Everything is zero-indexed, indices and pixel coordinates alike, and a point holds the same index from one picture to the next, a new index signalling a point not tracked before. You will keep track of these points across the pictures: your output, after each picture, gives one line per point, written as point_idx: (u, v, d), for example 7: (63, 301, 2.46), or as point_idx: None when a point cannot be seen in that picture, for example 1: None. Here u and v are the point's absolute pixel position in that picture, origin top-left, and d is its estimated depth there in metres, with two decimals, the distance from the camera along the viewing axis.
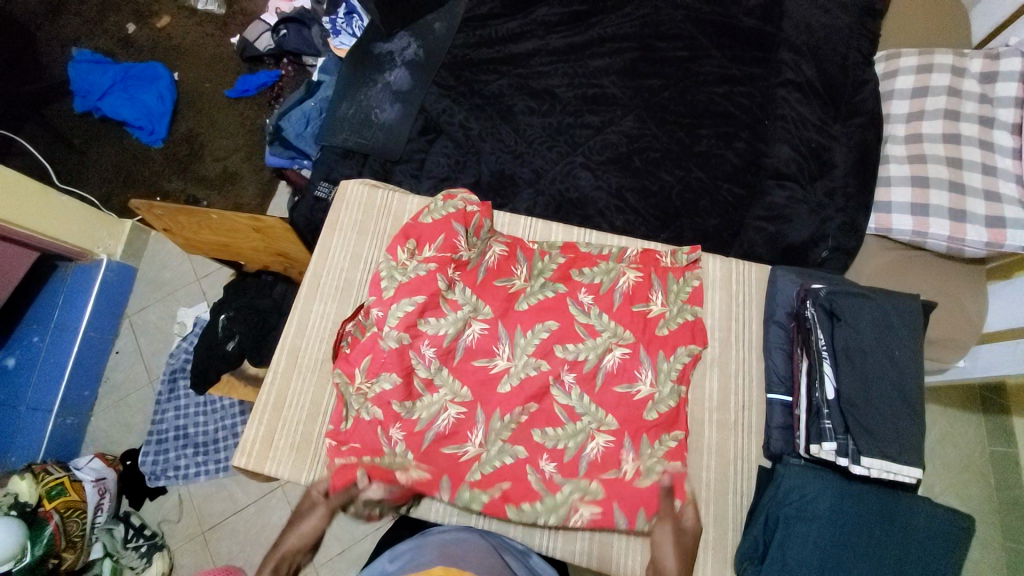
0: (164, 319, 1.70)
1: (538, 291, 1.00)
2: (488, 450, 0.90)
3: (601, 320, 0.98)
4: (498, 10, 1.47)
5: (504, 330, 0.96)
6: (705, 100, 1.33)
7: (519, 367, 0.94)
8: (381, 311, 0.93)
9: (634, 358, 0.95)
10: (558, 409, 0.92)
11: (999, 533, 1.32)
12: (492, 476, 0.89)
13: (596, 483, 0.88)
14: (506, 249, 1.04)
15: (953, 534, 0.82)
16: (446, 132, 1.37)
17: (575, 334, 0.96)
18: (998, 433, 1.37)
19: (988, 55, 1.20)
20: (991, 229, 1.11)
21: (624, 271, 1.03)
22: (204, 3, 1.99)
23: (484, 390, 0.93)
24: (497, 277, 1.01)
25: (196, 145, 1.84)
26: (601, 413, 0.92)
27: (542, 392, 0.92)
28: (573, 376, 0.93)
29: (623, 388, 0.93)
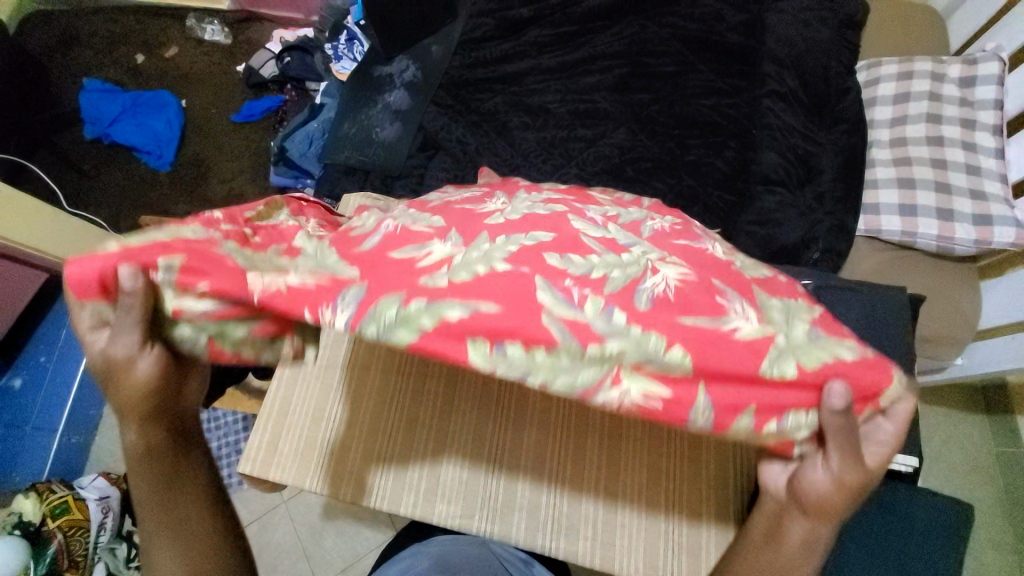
0: None
1: (523, 210, 0.58)
2: (425, 308, 0.45)
3: (625, 234, 0.56)
4: (492, 32, 1.54)
5: (456, 235, 0.55)
6: (694, 112, 1.38)
7: (471, 259, 0.50)
8: (235, 232, 0.55)
9: (704, 283, 0.51)
10: (554, 321, 0.45)
11: (1010, 536, 1.30)
12: (435, 337, 0.44)
13: (679, 346, 0.45)
14: (482, 193, 0.69)
15: (955, 523, 0.82)
16: (444, 147, 1.42)
17: (585, 243, 0.52)
18: (1002, 433, 1.36)
19: (966, 61, 1.25)
20: (979, 227, 1.13)
21: (636, 208, 0.72)
22: (211, 34, 2.08)
23: (393, 279, 0.49)
24: (460, 203, 0.63)
25: (202, 167, 1.90)
26: (646, 340, 0.45)
27: (519, 289, 0.46)
28: (583, 285, 0.47)
29: (699, 321, 0.47)
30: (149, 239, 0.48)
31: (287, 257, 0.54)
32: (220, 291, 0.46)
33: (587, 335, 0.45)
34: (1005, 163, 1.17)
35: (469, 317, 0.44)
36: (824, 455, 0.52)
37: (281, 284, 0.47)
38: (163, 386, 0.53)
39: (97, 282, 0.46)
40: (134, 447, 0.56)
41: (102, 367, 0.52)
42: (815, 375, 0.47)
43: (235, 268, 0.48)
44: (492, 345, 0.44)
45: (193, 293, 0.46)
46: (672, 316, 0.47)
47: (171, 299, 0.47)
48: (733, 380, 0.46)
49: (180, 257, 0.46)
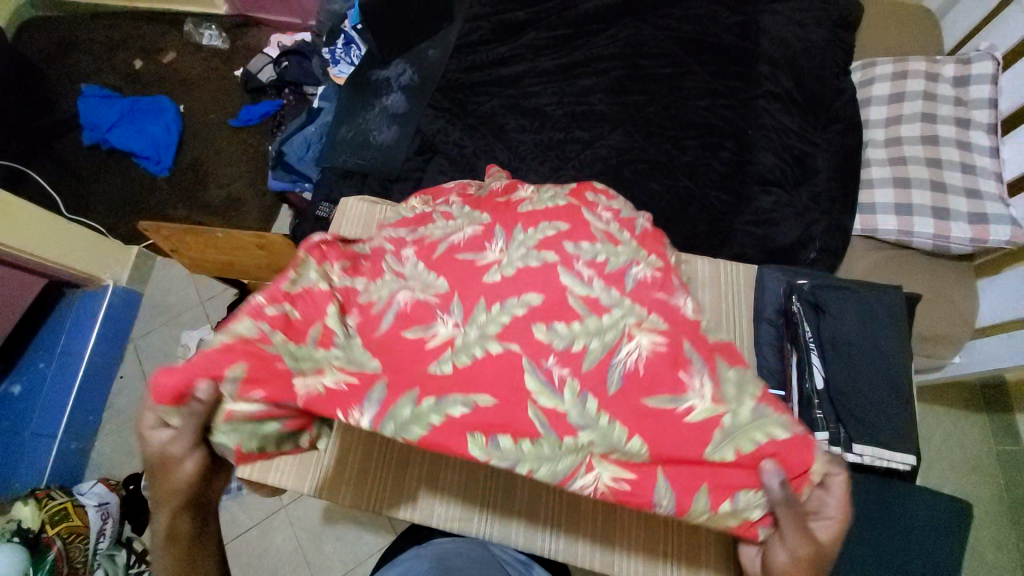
0: (169, 342, 1.72)
1: (517, 263, 0.66)
2: (438, 406, 0.59)
3: (609, 294, 0.64)
4: (488, 35, 1.55)
5: (458, 302, 0.65)
6: (690, 113, 1.39)
7: (471, 340, 0.62)
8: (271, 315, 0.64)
9: (671, 355, 0.61)
10: (537, 412, 0.59)
11: (1011, 534, 1.30)
12: (442, 432, 0.58)
13: (640, 437, 0.58)
14: (482, 228, 0.74)
15: (955, 522, 0.82)
16: (442, 151, 1.42)
17: (569, 312, 0.62)
18: (1002, 431, 1.37)
19: (960, 60, 1.25)
20: (975, 225, 1.14)
21: (627, 233, 0.74)
22: (209, 39, 2.09)
23: (410, 367, 0.62)
24: (461, 251, 0.71)
25: (200, 172, 1.90)
26: (614, 431, 0.58)
27: (508, 380, 0.59)
28: (564, 369, 0.60)
29: (658, 402, 0.59)
30: (217, 346, 0.60)
31: (319, 347, 0.64)
32: (273, 396, 0.61)
33: (562, 426, 0.59)
34: (1000, 162, 1.17)
35: (470, 413, 0.59)
36: (781, 533, 0.58)
37: (316, 389, 0.61)
38: (207, 476, 0.62)
39: (174, 393, 0.58)
40: (157, 539, 0.58)
41: (154, 462, 0.60)
42: (752, 457, 0.58)
43: (282, 373, 0.62)
44: (488, 438, 0.59)
45: (249, 399, 0.60)
46: (633, 397, 0.59)
47: (229, 403, 0.60)
48: (684, 463, 0.59)
49: (241, 367, 0.60)
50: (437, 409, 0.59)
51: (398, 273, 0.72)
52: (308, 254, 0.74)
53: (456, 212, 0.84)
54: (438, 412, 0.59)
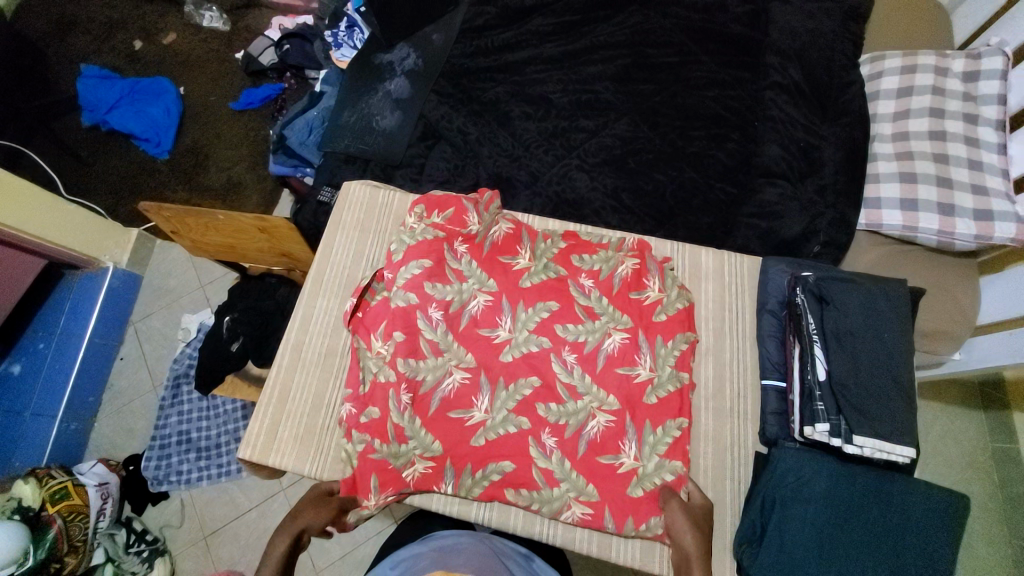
0: (169, 326, 1.72)
1: (522, 346, 0.93)
2: (483, 475, 0.90)
3: (584, 380, 0.92)
4: (494, 20, 1.52)
5: (485, 381, 0.92)
6: (696, 103, 1.37)
7: (496, 421, 0.91)
8: (355, 408, 0.93)
9: (619, 427, 0.90)
10: (535, 473, 0.89)
11: (1004, 530, 1.32)
12: (493, 489, 0.89)
13: (593, 484, 0.88)
14: (492, 298, 0.96)
15: (952, 514, 0.82)
16: (445, 137, 1.41)
17: (556, 395, 0.92)
18: (998, 428, 1.38)
19: (971, 55, 1.24)
20: (980, 222, 1.12)
21: (607, 298, 0.97)
22: (210, 20, 2.07)
23: (461, 445, 0.90)
24: (481, 326, 0.94)
25: (201, 155, 1.89)
26: (580, 481, 0.88)
27: (520, 451, 0.90)
28: (554, 438, 0.90)
29: (606, 459, 0.89)
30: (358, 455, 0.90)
31: (401, 442, 0.90)
32: (386, 481, 0.89)
33: (552, 479, 0.89)
34: (1007, 160, 1.16)
35: (501, 478, 0.90)
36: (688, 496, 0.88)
37: (418, 474, 0.90)
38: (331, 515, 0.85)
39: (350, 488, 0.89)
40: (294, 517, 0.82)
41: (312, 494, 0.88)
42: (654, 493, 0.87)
43: (394, 472, 0.89)
44: (516, 491, 0.89)
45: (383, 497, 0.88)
46: (592, 452, 0.89)
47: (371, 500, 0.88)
48: (621, 499, 0.87)
49: (374, 482, 0.88)
50: (483, 477, 0.90)
51: (433, 341, 0.93)
52: (355, 328, 0.97)
53: (466, 266, 0.98)
54: (488, 477, 0.90)
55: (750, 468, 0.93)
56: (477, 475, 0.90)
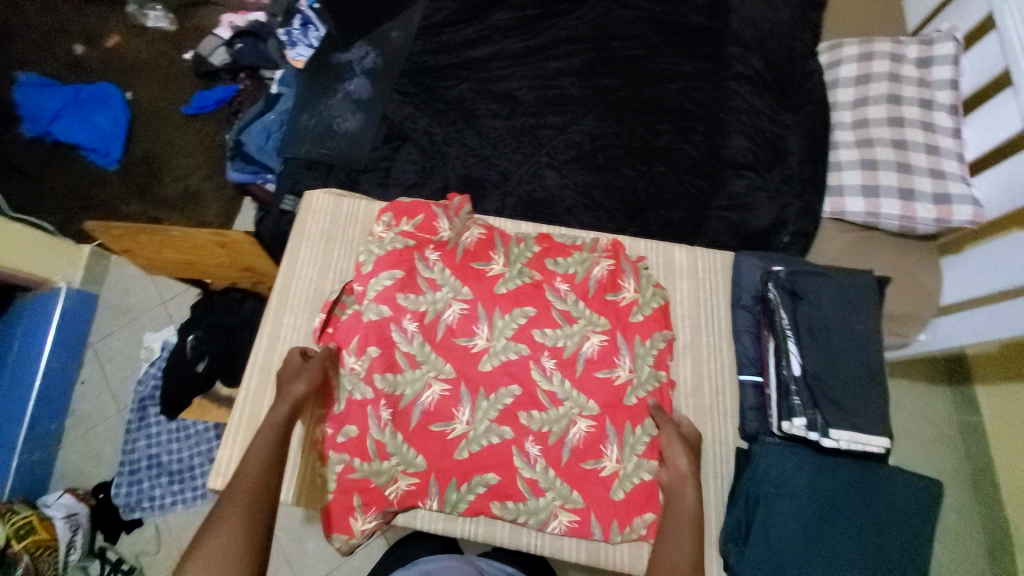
0: (130, 345, 1.64)
1: (500, 353, 0.91)
2: (468, 491, 0.88)
3: (564, 386, 0.91)
4: (453, 16, 1.48)
5: (466, 391, 0.90)
6: (661, 97, 1.37)
7: (480, 432, 0.89)
8: (332, 428, 0.89)
9: (600, 432, 0.89)
10: (521, 483, 0.87)
11: (974, 500, 1.38)
12: (479, 502, 0.88)
13: (578, 490, 0.87)
14: (467, 306, 0.93)
15: (926, 500, 0.84)
16: (411, 138, 1.37)
17: (537, 402, 0.90)
18: (964, 402, 1.44)
19: (923, 41, 1.27)
20: (939, 206, 1.15)
21: (583, 301, 0.96)
22: (155, 21, 1.97)
23: (443, 458, 0.88)
24: (457, 336, 0.92)
25: (154, 165, 1.80)
26: (565, 489, 0.87)
27: (504, 462, 0.88)
28: (537, 447, 0.89)
29: (589, 465, 0.88)
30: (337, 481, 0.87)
31: (382, 459, 0.87)
32: (369, 501, 0.86)
33: (537, 488, 0.88)
34: (961, 143, 1.20)
35: (488, 490, 0.88)
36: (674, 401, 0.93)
37: (401, 491, 0.87)
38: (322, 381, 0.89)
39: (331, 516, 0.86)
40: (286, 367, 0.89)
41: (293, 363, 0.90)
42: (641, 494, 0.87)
43: (377, 490, 0.87)
44: (502, 502, 0.88)
45: (368, 518, 0.86)
46: (576, 457, 0.88)
47: (359, 523, 0.86)
48: (608, 505, 0.87)
49: (358, 500, 0.86)
50: (467, 491, 0.87)
51: (410, 351, 0.91)
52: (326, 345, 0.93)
53: (439, 274, 0.95)
54: (473, 490, 0.88)
55: (731, 464, 0.93)
56: (461, 489, 0.88)
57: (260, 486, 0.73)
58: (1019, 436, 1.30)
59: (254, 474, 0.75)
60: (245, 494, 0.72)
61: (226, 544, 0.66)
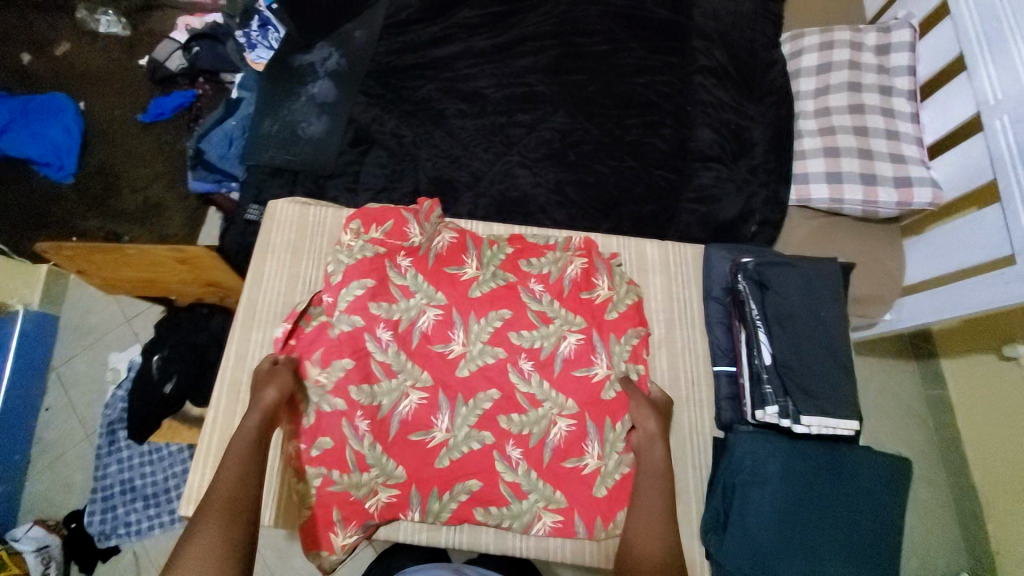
0: (95, 367, 1.58)
1: (478, 358, 0.91)
2: (449, 499, 0.87)
3: (542, 387, 0.90)
4: (417, 15, 1.46)
5: (444, 398, 0.89)
6: (629, 92, 1.37)
7: (459, 438, 0.88)
8: (304, 444, 0.86)
9: (581, 430, 0.89)
10: (502, 487, 0.87)
11: (943, 470, 1.44)
12: (461, 510, 0.87)
13: (560, 490, 0.87)
14: (442, 312, 0.92)
15: (895, 477, 0.87)
16: (379, 141, 1.34)
17: (517, 404, 0.90)
18: (930, 376, 1.50)
19: (881, 29, 1.30)
20: (900, 189, 1.18)
21: (558, 302, 0.96)
22: (107, 26, 1.88)
23: (423, 467, 0.86)
24: (433, 343, 0.91)
25: (111, 177, 1.72)
26: (547, 489, 0.87)
27: (485, 468, 0.87)
28: (518, 450, 0.88)
29: (571, 463, 0.88)
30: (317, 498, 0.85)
31: (362, 470, 0.86)
32: (350, 515, 0.85)
33: (519, 491, 0.87)
34: (920, 128, 1.23)
35: (470, 496, 0.87)
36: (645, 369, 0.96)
37: (382, 503, 0.86)
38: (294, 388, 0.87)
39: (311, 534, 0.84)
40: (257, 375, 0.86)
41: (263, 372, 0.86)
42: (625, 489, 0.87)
43: (357, 504, 0.85)
44: (485, 508, 0.87)
45: (349, 532, 0.84)
46: (556, 456, 0.88)
47: (340, 538, 0.84)
48: (591, 502, 0.87)
49: (338, 514, 0.84)
50: (449, 499, 0.87)
51: (383, 361, 0.89)
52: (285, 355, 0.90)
53: (412, 281, 0.93)
54: (454, 497, 0.87)
55: (709, 456, 0.94)
56: (443, 497, 0.87)
57: (239, 491, 0.71)
58: (983, 407, 1.35)
59: (233, 479, 0.72)
60: (223, 501, 0.69)
61: (208, 552, 0.64)
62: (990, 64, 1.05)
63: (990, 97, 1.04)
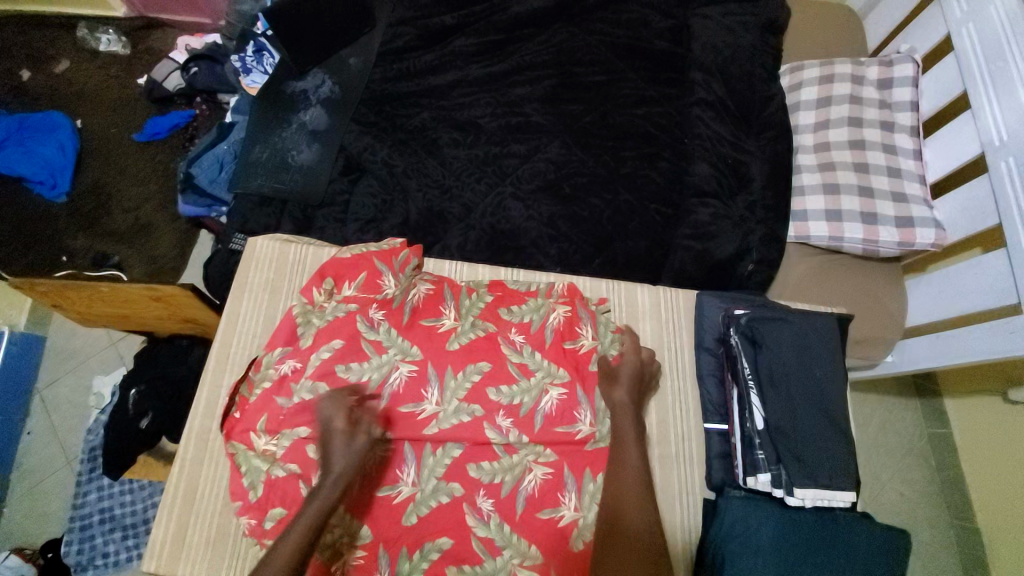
0: (79, 392, 1.54)
1: (451, 417, 0.86)
2: (418, 561, 0.81)
3: (520, 441, 0.86)
4: (413, 41, 1.44)
5: (411, 450, 0.85)
6: (626, 123, 1.34)
7: (427, 492, 0.83)
8: (254, 519, 0.79)
9: (557, 479, 0.84)
10: (475, 544, 0.81)
11: (948, 513, 1.38)
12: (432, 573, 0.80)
13: (536, 545, 0.81)
14: (416, 368, 0.87)
15: (893, 550, 0.82)
16: (369, 169, 1.32)
17: (490, 452, 0.85)
18: (933, 414, 1.45)
19: (883, 62, 1.27)
20: (902, 229, 1.15)
21: (540, 352, 0.92)
22: (107, 44, 1.88)
23: (393, 526, 0.82)
24: (403, 403, 0.85)
25: (104, 197, 1.70)
26: (522, 544, 0.81)
27: (457, 524, 0.82)
28: (490, 501, 0.83)
29: (545, 514, 0.83)
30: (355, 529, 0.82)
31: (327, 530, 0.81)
32: None
33: (494, 548, 0.82)
34: (922, 165, 1.20)
35: (442, 556, 0.81)
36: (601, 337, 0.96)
37: (349, 564, 0.81)
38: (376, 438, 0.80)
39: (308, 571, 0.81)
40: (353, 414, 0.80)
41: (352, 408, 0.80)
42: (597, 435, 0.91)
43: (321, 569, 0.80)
44: (459, 568, 0.81)
45: None
46: (530, 509, 0.83)
47: None
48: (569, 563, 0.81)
49: None
50: (420, 559, 0.81)
51: None
52: (229, 434, 0.85)
53: (385, 336, 0.89)
54: (427, 556, 0.81)
55: (699, 515, 0.90)
56: (415, 557, 0.81)
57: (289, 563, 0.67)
58: (990, 451, 1.30)
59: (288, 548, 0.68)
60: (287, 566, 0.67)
61: None
62: (994, 102, 1.02)
63: (995, 138, 1.01)
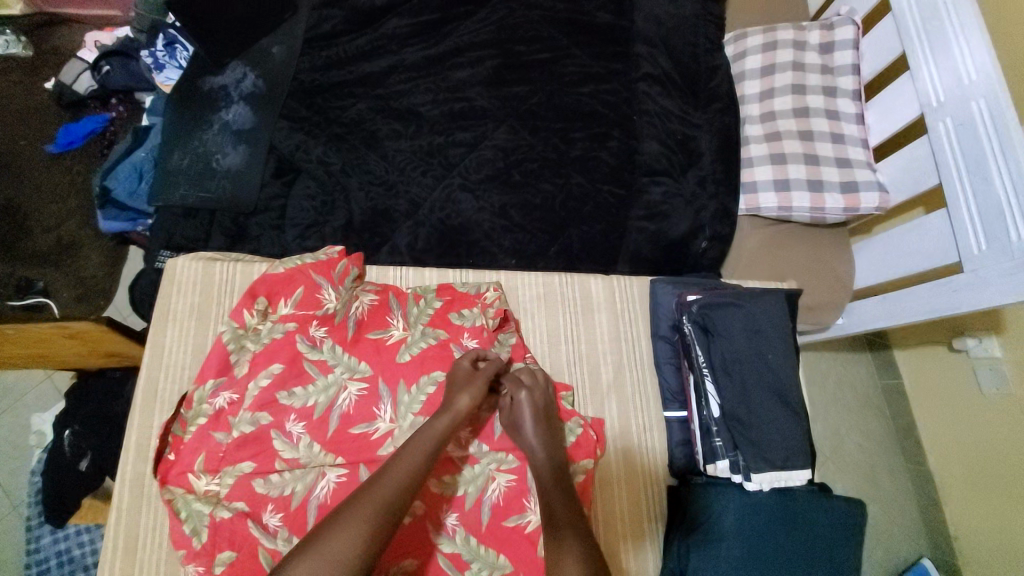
0: (17, 432, 1.42)
1: (407, 433, 0.81)
2: None
3: (481, 449, 0.85)
4: (342, 26, 1.33)
5: (365, 474, 0.79)
6: (573, 102, 1.29)
7: None
8: (201, 567, 0.72)
9: (520, 485, 0.83)
10: (442, 561, 0.78)
11: (902, 458, 1.46)
12: None
13: (504, 554, 0.79)
14: (366, 386, 0.83)
15: (851, 521, 0.85)
16: (305, 170, 1.23)
17: (450, 464, 0.83)
18: (885, 366, 1.51)
19: (825, 26, 1.25)
20: (846, 194, 1.16)
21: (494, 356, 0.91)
22: (4, 45, 1.67)
23: None
24: (354, 424, 0.80)
25: (19, 217, 1.54)
26: (490, 555, 0.79)
27: (422, 544, 0.78)
28: (454, 514, 0.81)
29: (512, 522, 0.81)
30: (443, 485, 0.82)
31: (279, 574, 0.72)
32: None
33: (461, 563, 0.79)
34: (865, 129, 1.21)
35: None
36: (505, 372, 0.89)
37: None
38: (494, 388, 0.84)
39: None
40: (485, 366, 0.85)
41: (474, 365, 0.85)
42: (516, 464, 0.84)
43: None
44: None
45: None
46: (495, 519, 0.81)
47: None
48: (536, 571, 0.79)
49: None
50: None
51: (293, 458, 0.78)
52: (162, 478, 0.78)
53: (330, 354, 0.84)
54: None
55: (664, 504, 0.90)
56: None
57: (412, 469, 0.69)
58: (936, 400, 1.36)
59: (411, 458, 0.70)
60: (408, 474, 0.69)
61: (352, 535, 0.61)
62: (931, 62, 1.01)
63: (933, 99, 1.01)
